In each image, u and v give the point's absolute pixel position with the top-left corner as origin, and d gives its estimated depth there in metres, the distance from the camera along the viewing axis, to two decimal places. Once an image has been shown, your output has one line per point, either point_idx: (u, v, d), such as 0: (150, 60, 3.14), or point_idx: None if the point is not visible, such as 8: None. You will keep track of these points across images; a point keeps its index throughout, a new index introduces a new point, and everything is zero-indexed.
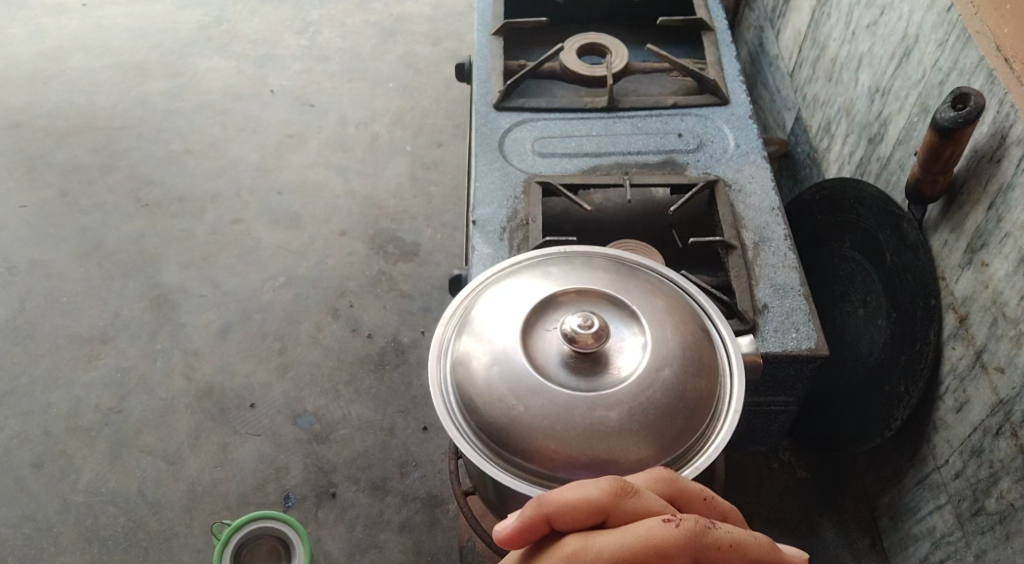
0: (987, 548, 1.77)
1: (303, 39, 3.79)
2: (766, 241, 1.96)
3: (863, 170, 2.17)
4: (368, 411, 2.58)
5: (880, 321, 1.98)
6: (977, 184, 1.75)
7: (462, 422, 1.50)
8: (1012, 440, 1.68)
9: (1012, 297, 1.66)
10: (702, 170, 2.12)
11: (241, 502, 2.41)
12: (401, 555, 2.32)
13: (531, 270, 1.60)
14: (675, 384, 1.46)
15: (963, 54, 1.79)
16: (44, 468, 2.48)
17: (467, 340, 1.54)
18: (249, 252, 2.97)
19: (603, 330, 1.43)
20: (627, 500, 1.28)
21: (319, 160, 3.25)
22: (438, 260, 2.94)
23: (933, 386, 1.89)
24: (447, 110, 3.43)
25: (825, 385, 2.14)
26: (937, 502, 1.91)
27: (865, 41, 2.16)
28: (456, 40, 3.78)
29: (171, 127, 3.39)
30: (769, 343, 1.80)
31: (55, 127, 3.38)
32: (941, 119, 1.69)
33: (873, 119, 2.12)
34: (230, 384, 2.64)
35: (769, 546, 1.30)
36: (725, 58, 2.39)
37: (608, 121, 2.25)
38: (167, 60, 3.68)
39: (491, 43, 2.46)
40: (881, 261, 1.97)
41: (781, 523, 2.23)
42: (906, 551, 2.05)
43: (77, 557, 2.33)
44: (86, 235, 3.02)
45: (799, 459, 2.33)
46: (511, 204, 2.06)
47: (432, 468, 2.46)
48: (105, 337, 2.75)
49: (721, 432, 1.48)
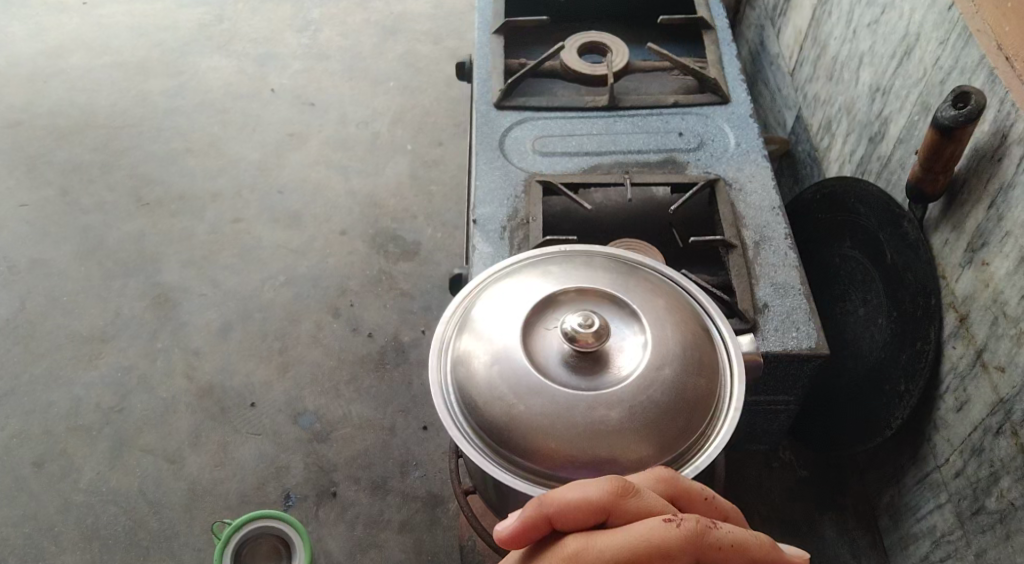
0: (987, 547, 1.77)
1: (303, 38, 3.79)
2: (767, 240, 1.96)
3: (863, 169, 2.17)
4: (369, 410, 2.58)
5: (881, 320, 1.98)
6: (978, 183, 1.75)
7: (463, 421, 1.50)
8: (1012, 439, 1.68)
9: (1013, 296, 1.66)
10: (702, 169, 2.12)
11: (242, 501, 2.41)
12: (401, 554, 2.32)
13: (531, 269, 1.60)
14: (676, 383, 1.46)
15: (963, 53, 1.79)
16: (45, 468, 2.49)
17: (467, 340, 1.54)
18: (249, 251, 2.97)
19: (603, 329, 1.43)
20: (627, 500, 1.28)
21: (319, 159, 3.25)
22: (438, 259, 2.94)
23: (933, 385, 1.89)
24: (447, 109, 3.43)
25: (825, 384, 2.14)
26: (937, 501, 1.91)
27: (865, 40, 2.16)
28: (456, 38, 3.78)
29: (171, 125, 3.39)
30: (769, 342, 1.80)
31: (55, 125, 3.38)
32: (941, 118, 1.69)
33: (873, 118, 2.12)
34: (230, 384, 2.64)
35: (770, 546, 1.30)
36: (725, 57, 2.38)
37: (609, 120, 2.24)
38: (167, 59, 3.68)
39: (492, 41, 2.46)
40: (882, 260, 1.97)
41: (781, 523, 2.23)
42: (906, 550, 2.05)
43: (78, 556, 2.33)
44: (86, 234, 3.02)
45: (799, 458, 2.33)
46: (512, 203, 2.06)
47: (432, 467, 2.47)
48: (105, 336, 2.75)
49: (721, 432, 1.48)
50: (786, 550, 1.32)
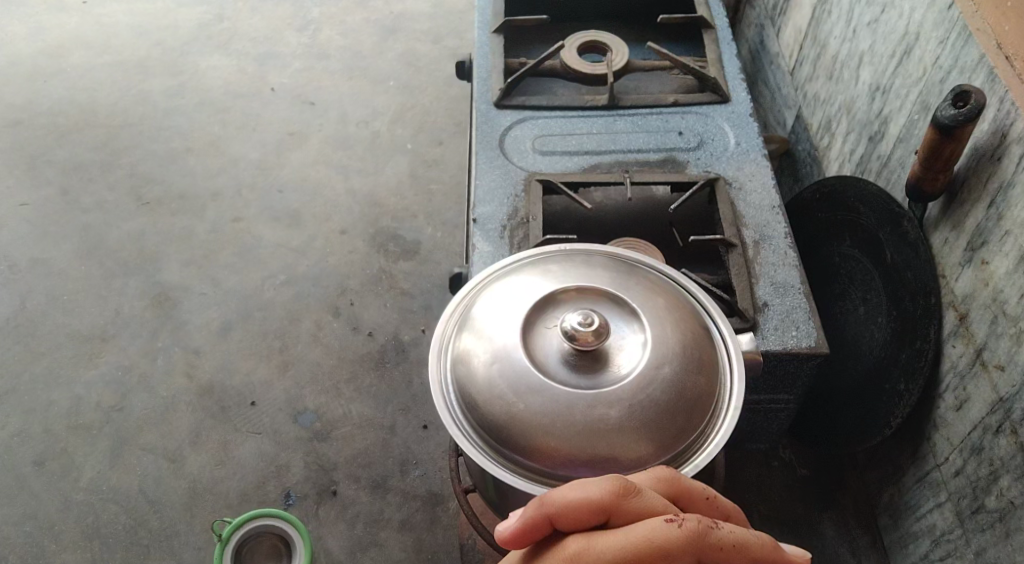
0: (987, 546, 1.77)
1: (304, 37, 3.79)
2: (767, 239, 1.96)
3: (863, 168, 2.17)
4: (369, 409, 2.58)
5: (881, 319, 1.98)
6: (977, 182, 1.75)
7: (462, 419, 1.50)
8: (1012, 438, 1.68)
9: (1012, 294, 1.66)
10: (702, 168, 2.12)
11: (242, 499, 2.41)
12: (401, 553, 2.33)
13: (531, 268, 1.60)
14: (676, 381, 1.46)
15: (963, 52, 1.79)
16: (45, 466, 2.49)
17: (467, 338, 1.54)
18: (250, 250, 2.97)
19: (603, 327, 1.43)
20: (628, 500, 1.28)
21: (319, 159, 3.25)
22: (439, 258, 2.94)
23: (933, 383, 1.89)
24: (448, 108, 3.43)
25: (826, 382, 2.14)
26: (937, 499, 1.91)
27: (865, 39, 2.16)
28: (456, 38, 3.78)
29: (172, 125, 3.39)
30: (769, 341, 1.81)
31: (56, 125, 3.38)
32: (942, 117, 1.69)
33: (873, 117, 2.12)
34: (230, 383, 2.64)
35: (771, 545, 1.30)
36: (726, 56, 2.39)
37: (609, 119, 2.25)
38: (167, 58, 3.68)
39: (492, 41, 2.46)
40: (882, 259, 1.98)
41: (782, 522, 2.23)
42: (906, 549, 2.05)
43: (78, 555, 2.33)
44: (87, 233, 3.02)
45: (799, 457, 2.33)
46: (512, 202, 2.06)
47: (432, 466, 2.47)
48: (106, 335, 2.75)
49: (721, 430, 1.48)
50: (787, 550, 1.32)
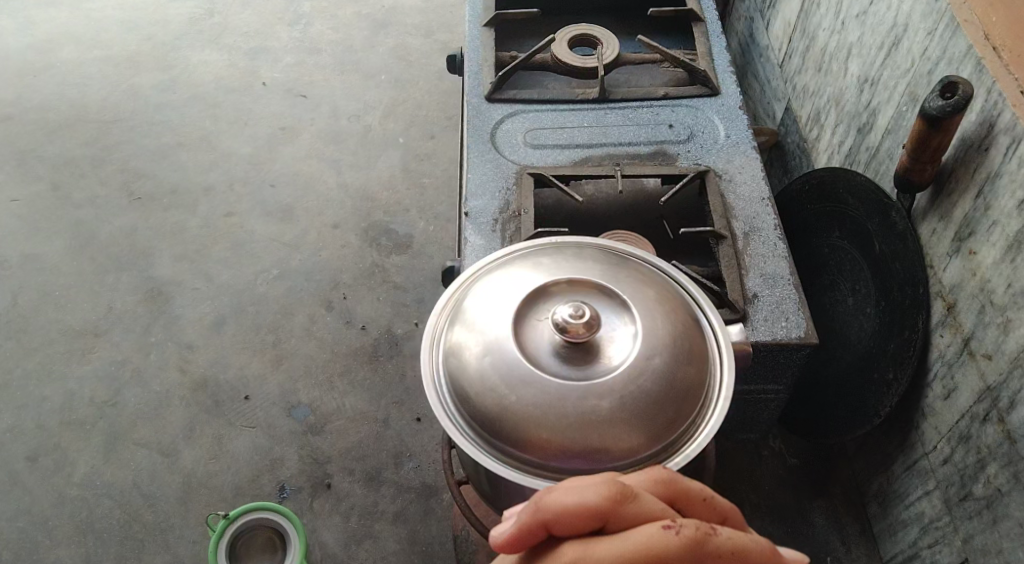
0: (974, 532, 1.79)
1: (295, 31, 3.78)
2: (756, 231, 1.97)
3: (852, 160, 2.18)
4: (363, 403, 2.59)
5: (869, 310, 2.00)
6: (966, 172, 1.76)
7: (457, 412, 1.51)
8: (999, 426, 1.70)
9: (999, 284, 1.68)
10: (692, 161, 2.13)
11: (236, 493, 2.42)
12: (396, 544, 2.34)
13: (521, 261, 1.60)
14: (665, 373, 1.47)
15: (951, 44, 1.80)
16: (39, 461, 2.49)
17: (460, 332, 1.55)
18: (242, 244, 2.97)
19: (595, 319, 1.44)
20: (625, 506, 1.25)
21: (312, 153, 3.25)
22: (431, 252, 2.95)
23: (922, 372, 1.91)
24: (439, 102, 3.44)
25: (816, 372, 2.15)
26: (925, 487, 1.93)
27: (854, 31, 2.17)
28: (447, 31, 3.78)
29: (162, 120, 3.38)
30: (758, 332, 1.82)
31: (46, 119, 3.38)
32: (929, 108, 1.70)
33: (862, 109, 2.14)
34: (224, 376, 2.65)
35: (770, 551, 1.25)
36: (715, 48, 2.39)
37: (600, 113, 2.26)
38: (157, 52, 3.67)
39: (483, 34, 2.46)
40: (870, 250, 1.99)
41: (773, 510, 2.25)
42: (894, 536, 2.08)
43: (73, 550, 2.34)
44: (79, 228, 3.03)
45: (789, 446, 2.34)
46: (504, 195, 2.07)
47: (427, 458, 2.48)
48: (99, 330, 2.76)
49: (710, 421, 1.50)
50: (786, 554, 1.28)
